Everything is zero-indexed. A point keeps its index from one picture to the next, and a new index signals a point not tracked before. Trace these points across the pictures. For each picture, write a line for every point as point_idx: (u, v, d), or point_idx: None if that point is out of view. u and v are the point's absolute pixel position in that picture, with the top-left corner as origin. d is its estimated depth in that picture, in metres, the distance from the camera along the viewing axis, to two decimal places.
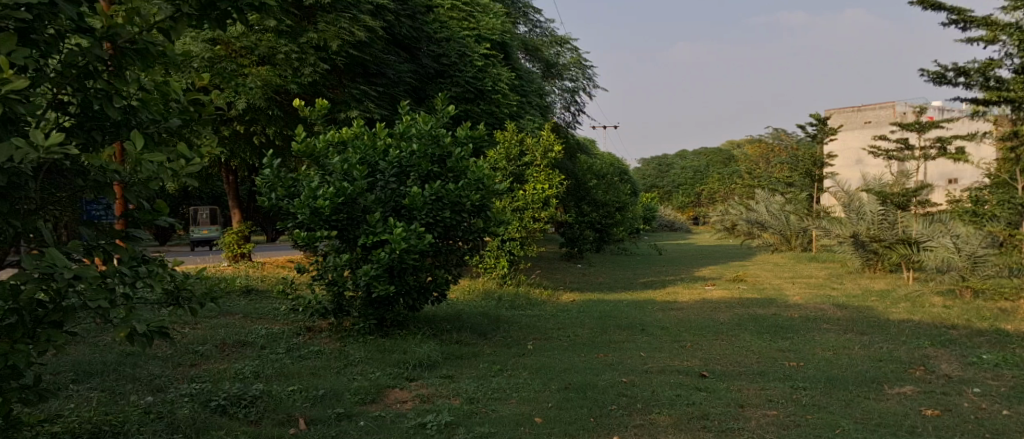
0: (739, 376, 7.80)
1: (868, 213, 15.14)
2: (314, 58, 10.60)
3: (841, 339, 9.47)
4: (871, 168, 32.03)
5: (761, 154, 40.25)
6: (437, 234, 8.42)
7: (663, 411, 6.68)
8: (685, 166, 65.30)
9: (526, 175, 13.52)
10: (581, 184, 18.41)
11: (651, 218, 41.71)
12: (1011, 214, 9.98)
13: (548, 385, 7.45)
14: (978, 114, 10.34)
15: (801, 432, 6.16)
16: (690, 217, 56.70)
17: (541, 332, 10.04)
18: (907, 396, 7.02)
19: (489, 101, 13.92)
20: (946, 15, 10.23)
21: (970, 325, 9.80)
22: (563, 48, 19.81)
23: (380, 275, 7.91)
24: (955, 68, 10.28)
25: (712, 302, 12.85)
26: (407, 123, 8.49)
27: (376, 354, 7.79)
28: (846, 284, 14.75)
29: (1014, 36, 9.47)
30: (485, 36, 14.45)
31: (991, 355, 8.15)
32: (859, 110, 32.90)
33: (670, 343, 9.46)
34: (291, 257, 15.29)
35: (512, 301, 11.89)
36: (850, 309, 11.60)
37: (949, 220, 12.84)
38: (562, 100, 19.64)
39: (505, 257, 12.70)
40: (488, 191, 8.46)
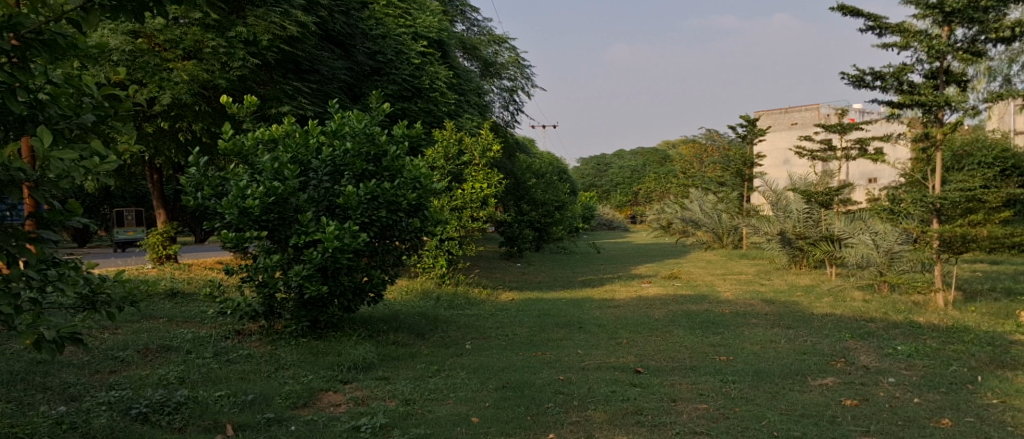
0: (672, 372, 7.97)
1: (794, 211, 15.63)
2: (243, 53, 10.37)
3: (768, 333, 9.76)
4: (798, 168, 33.06)
5: (695, 154, 41.04)
6: (373, 234, 8.36)
7: (598, 407, 6.79)
8: (623, 165, 66.16)
9: (466, 174, 13.41)
10: (520, 184, 18.55)
11: (589, 217, 42.12)
12: (924, 212, 10.41)
13: (485, 384, 7.48)
14: (894, 116, 10.78)
15: (729, 425, 6.33)
16: (628, 216, 57.45)
17: (479, 332, 10.05)
18: (828, 387, 7.29)
19: (426, 99, 13.90)
20: (864, 22, 10.64)
21: (886, 317, 10.24)
22: (500, 47, 19.83)
23: (313, 275, 7.83)
24: (872, 72, 10.71)
25: (647, 299, 13.10)
26: (340, 121, 8.37)
27: (308, 356, 7.69)
28: (774, 280, 15.22)
29: (925, 43, 9.93)
30: (423, 34, 14.36)
31: (904, 346, 8.54)
32: (787, 112, 33.94)
33: (606, 340, 9.60)
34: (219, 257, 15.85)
35: (449, 301, 11.89)
36: (777, 304, 11.98)
37: (868, 219, 13.28)
38: (500, 99, 19.67)
39: (443, 256, 12.67)
40: (424, 190, 8.45)
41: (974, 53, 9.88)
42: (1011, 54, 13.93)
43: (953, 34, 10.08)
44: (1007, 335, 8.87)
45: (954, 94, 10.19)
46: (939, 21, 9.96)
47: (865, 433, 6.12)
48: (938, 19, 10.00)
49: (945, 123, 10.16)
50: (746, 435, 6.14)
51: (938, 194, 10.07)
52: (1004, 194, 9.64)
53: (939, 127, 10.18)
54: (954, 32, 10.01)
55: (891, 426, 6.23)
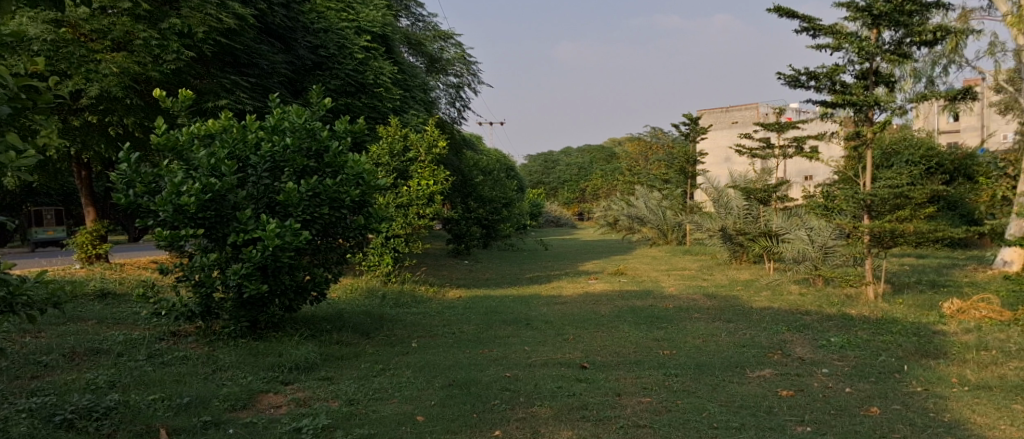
0: (617, 366, 8.06)
1: (734, 207, 15.97)
2: (177, 46, 10.09)
3: (709, 327, 9.94)
4: (738, 166, 33.75)
5: (640, 151, 41.51)
6: (315, 232, 8.25)
7: (545, 403, 6.83)
8: (570, 162, 66.51)
9: (412, 171, 13.23)
10: (467, 181, 18.52)
11: (536, 214, 42.22)
12: (855, 208, 10.73)
13: (431, 383, 7.45)
14: (827, 115, 11.08)
15: (671, 418, 6.44)
16: (575, 213, 57.77)
17: (425, 330, 10.00)
18: (765, 379, 7.46)
19: (370, 95, 13.77)
20: (799, 23, 10.91)
21: (821, 310, 10.54)
22: (446, 43, 19.71)
23: (252, 274, 7.72)
24: (806, 72, 10.99)
25: (594, 296, 13.21)
26: (279, 116, 8.23)
27: (248, 358, 7.55)
28: (715, 275, 15.53)
29: (856, 45, 10.22)
30: (366, 28, 14.16)
31: (838, 338, 8.79)
32: (728, 111, 34.70)
33: (553, 337, 9.66)
34: (155, 257, 14.88)
35: (395, 299, 11.81)
36: (718, 298, 12.22)
37: (804, 215, 13.60)
38: (446, 95, 19.57)
39: (389, 254, 12.57)
40: (368, 187, 8.38)
41: (901, 55, 10.24)
42: (935, 56, 14.44)
43: (881, 36, 10.43)
44: (932, 326, 9.21)
45: (883, 94, 10.54)
46: (869, 23, 10.29)
47: (800, 422, 6.28)
48: (868, 22, 10.32)
49: (875, 122, 10.51)
50: (687, 428, 6.25)
51: (868, 191, 10.39)
52: (929, 191, 10.05)
53: (869, 126, 10.51)
54: (882, 34, 10.36)
55: (825, 415, 6.41)
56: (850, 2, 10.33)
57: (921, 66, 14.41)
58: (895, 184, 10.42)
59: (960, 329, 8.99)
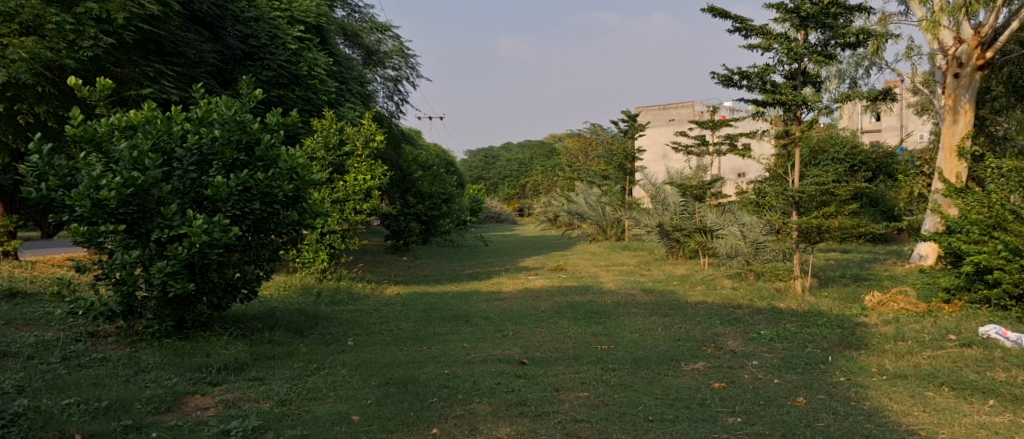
0: (556, 362, 8.04)
1: (671, 204, 16.19)
2: (94, 32, 9.67)
3: (646, 321, 10.02)
4: (676, 163, 34.29)
5: (580, 147, 41.78)
6: (246, 227, 8.01)
7: (483, 400, 6.75)
8: (511, 158, 66.53)
9: (348, 165, 12.96)
10: (406, 176, 18.34)
11: (477, 210, 42.08)
12: (785, 205, 10.96)
13: (368, 381, 7.29)
14: (758, 114, 11.30)
15: (608, 411, 6.44)
16: (516, 209, 57.79)
17: (361, 328, 9.82)
18: (699, 371, 7.54)
19: (304, 86, 13.42)
20: (731, 23, 11.10)
21: (752, 304, 10.75)
22: (383, 35, 19.35)
23: (178, 272, 7.43)
24: (738, 72, 11.18)
25: (534, 291, 13.25)
26: (207, 108, 7.95)
27: (173, 358, 7.26)
28: (653, 270, 15.71)
29: (784, 46, 10.45)
30: (300, 18, 13.73)
31: (767, 331, 8.96)
32: (665, 109, 35.27)
33: (493, 333, 9.58)
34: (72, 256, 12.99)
35: (331, 296, 11.59)
36: (654, 293, 12.35)
37: (737, 210, 13.99)
38: (384, 89, 19.24)
39: (325, 251, 12.37)
40: (302, 182, 8.12)
41: (827, 56, 10.50)
42: (857, 58, 14.89)
43: (808, 38, 10.65)
44: (855, 318, 9.47)
45: (810, 94, 10.77)
46: (796, 25, 10.52)
47: (731, 413, 6.36)
48: (795, 24, 10.55)
49: (802, 121, 10.75)
50: (624, 421, 6.26)
51: (796, 188, 10.65)
52: (853, 188, 10.35)
53: (797, 125, 10.74)
54: (809, 36, 10.59)
55: (754, 406, 6.51)
56: (779, 3, 10.53)
57: (846, 67, 14.83)
58: (822, 182, 10.69)
59: (881, 320, 9.26)
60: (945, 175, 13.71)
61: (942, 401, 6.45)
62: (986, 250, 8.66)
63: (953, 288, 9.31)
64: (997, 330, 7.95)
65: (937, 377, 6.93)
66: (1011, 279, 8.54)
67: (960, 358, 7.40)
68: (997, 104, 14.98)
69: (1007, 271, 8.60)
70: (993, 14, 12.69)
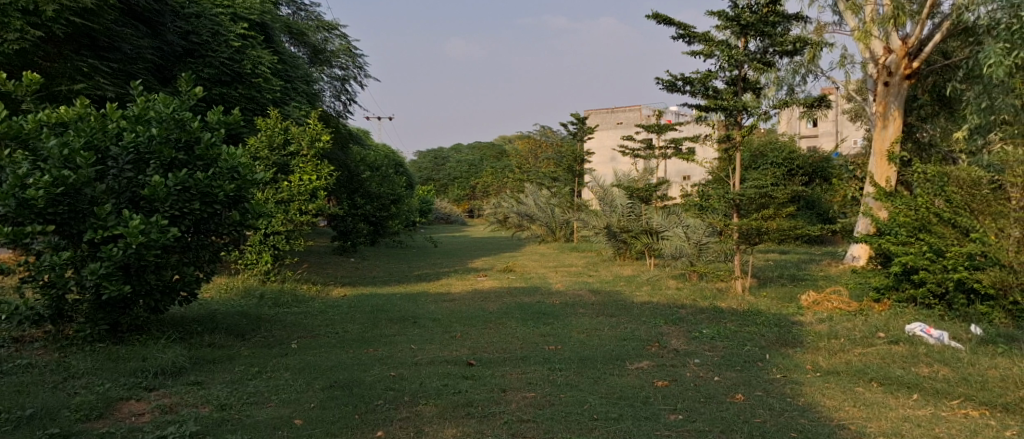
0: (504, 362, 8.03)
1: (618, 206, 16.32)
2: (21, 24, 9.38)
3: (593, 322, 10.09)
4: (624, 166, 34.73)
5: (530, 149, 41.90)
6: (185, 228, 7.81)
7: (429, 401, 6.72)
8: (461, 159, 66.42)
9: (292, 165, 12.77)
10: (354, 176, 18.12)
11: (427, 211, 41.93)
12: (727, 207, 11.16)
13: (311, 385, 7.18)
14: (701, 119, 11.51)
15: (554, 411, 6.47)
16: (465, 211, 57.71)
17: (306, 330, 9.67)
18: (643, 370, 7.63)
19: (248, 85, 13.15)
20: (675, 30, 11.27)
21: (695, 304, 10.93)
22: (330, 34, 19.10)
23: (113, 273, 7.22)
24: (681, 78, 11.38)
25: (483, 292, 13.21)
26: (144, 105, 7.73)
27: (106, 363, 7.05)
28: (600, 271, 15.89)
29: (725, 53, 10.65)
30: (243, 15, 13.40)
31: (709, 330, 9.12)
32: (613, 112, 35.81)
33: (440, 334, 9.53)
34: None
35: (275, 299, 11.38)
36: (602, 294, 12.46)
37: (681, 212, 14.19)
38: (331, 88, 18.97)
39: (268, 252, 12.18)
40: (244, 181, 7.98)
41: (766, 64, 10.76)
42: (795, 65, 15.26)
43: (748, 45, 10.89)
44: (791, 317, 9.69)
45: (751, 100, 11.01)
46: (736, 33, 10.73)
47: (673, 411, 6.45)
48: (736, 31, 10.77)
49: (743, 126, 10.98)
50: (570, 420, 6.30)
51: (737, 191, 10.89)
52: (791, 191, 10.62)
53: (738, 129, 10.97)
54: (749, 44, 10.84)
55: (695, 403, 6.61)
56: (720, 11, 10.74)
57: (783, 74, 15.17)
58: (761, 185, 10.95)
59: (816, 319, 9.50)
60: (875, 178, 14.12)
61: (871, 396, 6.65)
62: (913, 251, 8.94)
63: (882, 288, 9.62)
64: (921, 327, 8.22)
65: (866, 373, 7.13)
66: (934, 278, 8.75)
67: (888, 355, 7.62)
68: (922, 112, 15.55)
69: (931, 271, 8.83)
70: (920, 26, 13.28)
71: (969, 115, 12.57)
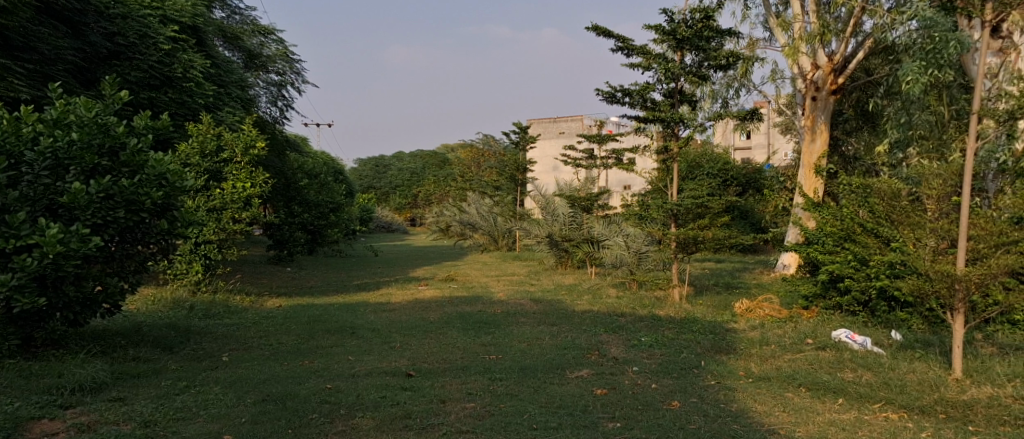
0: (443, 373, 7.90)
1: (560, 215, 16.34)
2: None
3: (534, 331, 10.04)
4: (567, 175, 34.90)
5: (472, 158, 41.73)
6: (108, 237, 7.48)
7: (367, 414, 6.55)
8: (403, 167, 65.84)
9: (225, 172, 12.41)
10: (291, 184, 17.70)
11: (368, 219, 41.38)
12: (665, 216, 11.26)
13: (242, 399, 6.93)
14: (640, 130, 11.62)
15: (493, 422, 6.37)
16: (407, 219, 57.16)
17: (238, 342, 9.37)
18: (582, 379, 7.59)
19: (179, 89, 12.75)
20: (614, 42, 11.37)
21: (634, 312, 10.98)
22: (267, 39, 18.65)
23: (26, 285, 6.81)
24: (620, 89, 11.47)
25: (424, 301, 13.02)
26: (63, 108, 7.37)
27: (18, 380, 6.67)
28: (542, 280, 15.86)
29: (662, 66, 10.78)
30: (173, 18, 12.98)
31: (647, 338, 9.15)
32: (555, 121, 36.14)
33: (379, 345, 9.34)
34: None
35: (205, 310, 11.01)
36: (543, 302, 12.42)
37: (622, 221, 14.26)
38: (266, 93, 18.32)
39: (199, 262, 11.79)
40: (173, 188, 7.71)
41: (702, 77, 10.93)
42: (728, 79, 15.56)
43: (684, 59, 11.05)
44: (725, 324, 9.81)
45: (687, 112, 11.15)
46: (673, 46, 10.87)
47: (611, 419, 6.43)
48: (672, 45, 10.91)
49: (680, 138, 11.13)
50: (509, 431, 6.20)
51: (675, 201, 11.01)
52: (725, 201, 10.80)
53: (676, 141, 11.12)
54: (685, 57, 10.99)
55: (632, 411, 6.60)
56: (657, 25, 10.86)
57: (718, 88, 15.45)
58: (697, 195, 11.11)
59: (748, 326, 9.64)
60: (804, 189, 14.51)
61: (799, 401, 6.74)
62: (838, 260, 9.32)
63: (811, 295, 9.89)
64: (846, 333, 8.40)
65: (796, 378, 7.24)
66: (858, 286, 9.11)
67: (816, 360, 7.77)
68: (848, 126, 16.07)
69: (855, 279, 9.16)
70: (844, 44, 13.68)
71: (890, 130, 13.00)
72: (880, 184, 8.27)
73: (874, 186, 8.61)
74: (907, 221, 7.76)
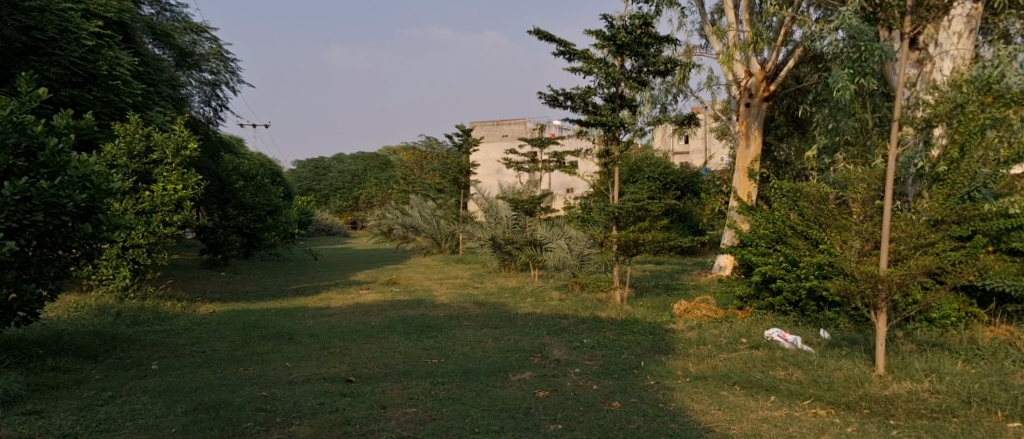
0: (384, 378, 7.76)
1: (503, 218, 16.32)
2: None
3: (477, 334, 9.97)
4: (510, 178, 34.98)
5: (414, 160, 41.41)
6: (25, 241, 7.15)
7: (304, 421, 6.39)
8: (343, 169, 65.02)
9: (154, 174, 12.02)
10: (226, 186, 17.26)
11: (307, 223, 40.67)
12: (606, 219, 11.32)
13: (172, 408, 6.68)
14: (582, 134, 11.69)
15: (434, 426, 6.28)
16: (349, 222, 56.39)
17: (170, 349, 9.06)
18: (525, 381, 7.55)
19: (104, 87, 12.30)
20: (556, 46, 11.39)
21: (577, 314, 11.01)
22: (200, 37, 18.15)
23: None
24: (562, 93, 11.51)
25: (365, 306, 12.82)
26: None
27: None
28: (485, 283, 15.81)
29: (603, 71, 10.86)
30: (97, 13, 12.51)
31: (589, 339, 9.18)
32: (498, 124, 36.32)
33: (318, 350, 9.14)
34: None
35: (134, 317, 10.63)
36: (486, 306, 12.35)
37: (564, 224, 14.28)
38: (200, 93, 17.89)
39: (127, 267, 11.36)
40: (98, 190, 7.41)
41: (641, 83, 11.04)
42: (667, 84, 15.76)
43: (624, 64, 11.13)
44: (664, 325, 9.91)
45: (628, 117, 11.24)
46: (613, 52, 10.95)
47: (553, 420, 6.41)
48: (613, 50, 10.99)
49: (620, 142, 11.21)
50: (450, 435, 6.13)
51: (616, 204, 11.10)
52: (665, 204, 10.92)
53: (616, 145, 11.21)
54: (625, 63, 11.08)
55: (574, 412, 6.60)
56: (597, 31, 10.93)
57: (658, 94, 15.62)
58: (637, 198, 11.21)
59: (686, 326, 9.75)
60: (739, 193, 14.81)
61: (734, 399, 6.83)
62: (771, 261, 9.52)
63: (745, 296, 10.07)
64: (778, 332, 8.56)
65: (730, 377, 7.34)
66: (789, 286, 9.32)
67: (749, 359, 7.90)
68: (780, 131, 16.47)
69: (786, 280, 9.39)
70: (776, 52, 14.02)
71: (819, 135, 13.36)
72: (808, 188, 8.48)
73: (802, 190, 8.82)
74: (835, 224, 7.96)
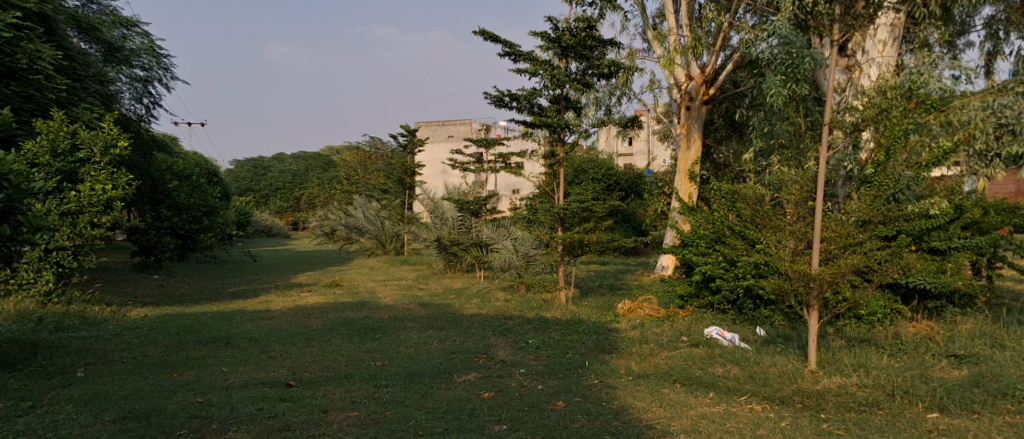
0: (326, 382, 7.54)
1: (449, 219, 16.16)
2: None
3: (421, 335, 9.80)
4: (456, 179, 34.79)
5: (358, 160, 40.84)
6: None
7: (240, 428, 6.15)
8: (284, 168, 63.77)
9: (80, 173, 11.49)
10: (159, 186, 16.68)
11: (246, 224, 39.73)
12: (551, 219, 11.27)
13: (99, 417, 6.36)
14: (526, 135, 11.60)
15: (377, 430, 6.12)
16: (290, 223, 55.36)
17: (97, 356, 8.66)
18: (470, 382, 7.43)
19: (24, 82, 11.75)
20: (502, 48, 11.29)
21: (522, 314, 10.93)
22: (130, 31, 17.48)
23: None
24: (508, 94, 11.42)
25: (306, 308, 12.51)
26: None
27: None
28: (430, 284, 15.64)
29: (547, 72, 10.81)
30: (16, 4, 11.93)
31: (534, 339, 9.12)
32: (444, 125, 36.12)
33: (256, 355, 8.85)
34: None
35: (59, 322, 10.15)
36: (431, 307, 12.18)
37: (509, 225, 14.21)
38: (130, 90, 17.24)
39: (51, 270, 10.84)
40: (16, 190, 7.01)
41: (586, 85, 11.05)
42: (611, 86, 15.80)
43: (569, 66, 11.11)
44: (608, 325, 9.89)
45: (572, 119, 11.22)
46: (558, 53, 10.90)
47: (497, 421, 6.30)
48: (557, 52, 10.94)
49: (565, 143, 11.15)
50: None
51: (561, 205, 11.07)
52: (609, 205, 10.91)
53: (561, 146, 11.15)
54: (569, 65, 11.05)
55: (519, 412, 6.50)
56: (543, 32, 10.88)
57: (601, 96, 15.67)
58: (582, 199, 11.18)
59: (630, 326, 9.76)
60: (680, 194, 14.93)
61: (674, 396, 6.83)
62: (711, 261, 9.62)
63: (686, 295, 10.13)
64: (717, 330, 8.62)
65: (671, 375, 7.34)
66: (727, 285, 9.41)
67: (689, 357, 7.92)
68: (719, 134, 16.69)
69: (725, 279, 9.49)
70: (715, 56, 14.21)
71: (757, 136, 13.56)
72: (745, 189, 8.57)
73: (740, 191, 8.91)
74: (770, 224, 8.05)
